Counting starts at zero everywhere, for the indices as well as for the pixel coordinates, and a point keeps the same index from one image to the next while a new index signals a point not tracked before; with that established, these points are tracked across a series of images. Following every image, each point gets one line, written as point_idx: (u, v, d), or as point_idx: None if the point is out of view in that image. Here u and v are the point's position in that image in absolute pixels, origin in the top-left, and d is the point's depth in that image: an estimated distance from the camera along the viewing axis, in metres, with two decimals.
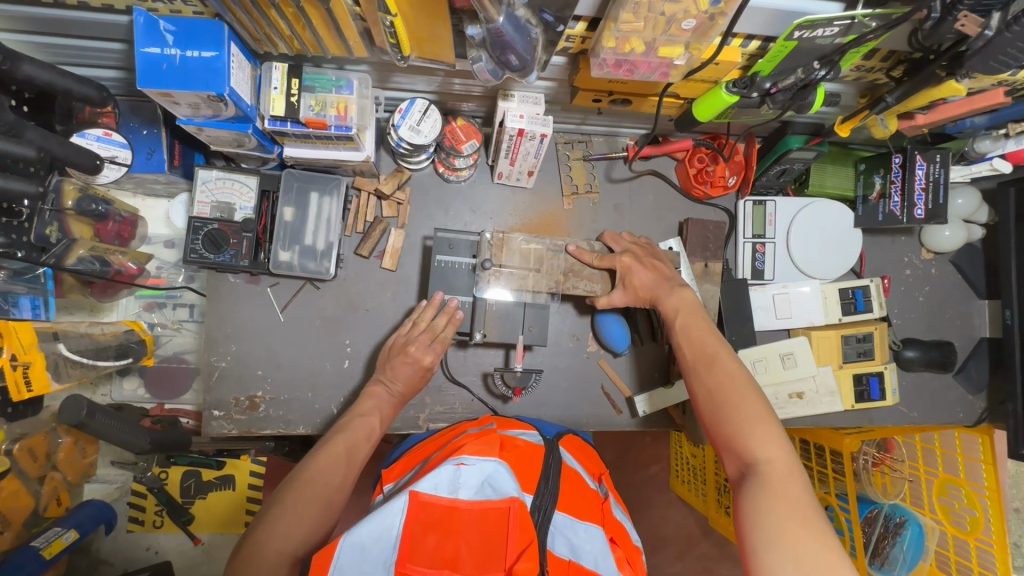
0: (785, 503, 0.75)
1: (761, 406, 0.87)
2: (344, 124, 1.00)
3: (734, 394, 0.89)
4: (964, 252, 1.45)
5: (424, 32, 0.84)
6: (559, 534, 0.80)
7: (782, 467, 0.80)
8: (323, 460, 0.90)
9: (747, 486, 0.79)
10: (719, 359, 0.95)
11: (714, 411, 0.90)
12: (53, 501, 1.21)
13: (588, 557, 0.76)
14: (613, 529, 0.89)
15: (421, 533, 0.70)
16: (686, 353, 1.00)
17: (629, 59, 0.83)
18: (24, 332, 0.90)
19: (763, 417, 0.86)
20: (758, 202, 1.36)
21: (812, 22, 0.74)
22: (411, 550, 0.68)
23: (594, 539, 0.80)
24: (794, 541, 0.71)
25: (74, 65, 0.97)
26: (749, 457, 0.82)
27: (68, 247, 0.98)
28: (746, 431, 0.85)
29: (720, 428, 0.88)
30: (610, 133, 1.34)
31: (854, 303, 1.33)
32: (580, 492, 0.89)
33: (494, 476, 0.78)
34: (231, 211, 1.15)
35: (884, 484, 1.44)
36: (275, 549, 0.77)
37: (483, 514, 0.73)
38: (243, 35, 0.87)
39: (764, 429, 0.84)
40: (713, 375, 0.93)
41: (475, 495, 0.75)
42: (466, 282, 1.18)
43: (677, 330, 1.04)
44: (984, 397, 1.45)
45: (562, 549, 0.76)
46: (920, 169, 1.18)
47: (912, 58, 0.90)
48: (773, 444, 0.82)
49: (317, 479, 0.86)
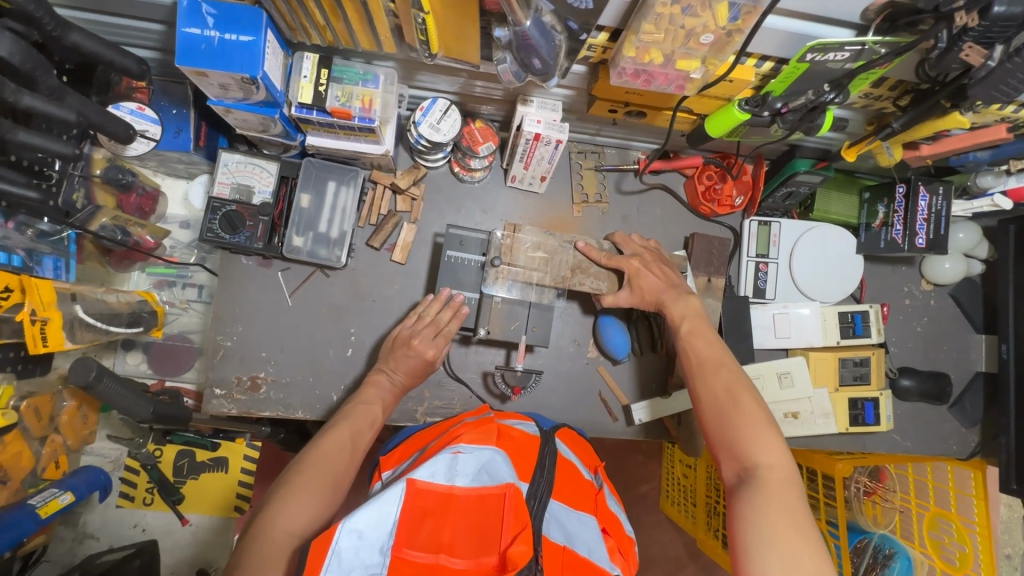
0: (783, 508, 0.77)
1: (764, 414, 0.89)
2: (367, 116, 1.03)
3: (738, 400, 0.91)
4: (963, 285, 1.48)
5: (453, 33, 0.88)
6: (554, 520, 0.80)
7: (782, 474, 0.82)
8: (327, 445, 0.91)
9: (744, 488, 0.81)
10: (725, 366, 0.97)
11: (717, 415, 0.92)
12: (51, 462, 1.20)
13: (582, 545, 0.77)
14: (606, 519, 0.91)
15: (416, 520, 0.72)
16: (692, 357, 1.01)
17: (647, 70, 0.86)
18: (45, 290, 0.92)
19: (764, 423, 0.88)
20: (763, 222, 1.38)
21: (824, 46, 0.78)
22: (408, 535, 0.70)
23: (587, 528, 0.82)
24: (791, 549, 0.73)
25: (134, 47, 1.02)
26: (748, 462, 0.84)
27: (91, 214, 1.02)
28: (747, 436, 0.86)
29: (722, 432, 0.90)
30: (622, 146, 1.38)
31: (852, 327, 1.35)
32: (573, 482, 0.91)
33: (490, 464, 0.80)
34: (250, 194, 1.18)
35: (875, 514, 1.48)
36: (282, 528, 0.77)
37: (479, 501, 0.75)
38: (279, 24, 0.92)
39: (766, 437, 0.86)
40: (716, 380, 0.96)
41: (472, 483, 0.77)
42: (474, 278, 1.20)
43: (683, 335, 1.05)
44: (976, 431, 1.45)
45: (557, 534, 0.77)
46: (922, 201, 1.23)
47: (918, 88, 0.94)
48: (774, 451, 0.84)
49: (322, 463, 0.88)
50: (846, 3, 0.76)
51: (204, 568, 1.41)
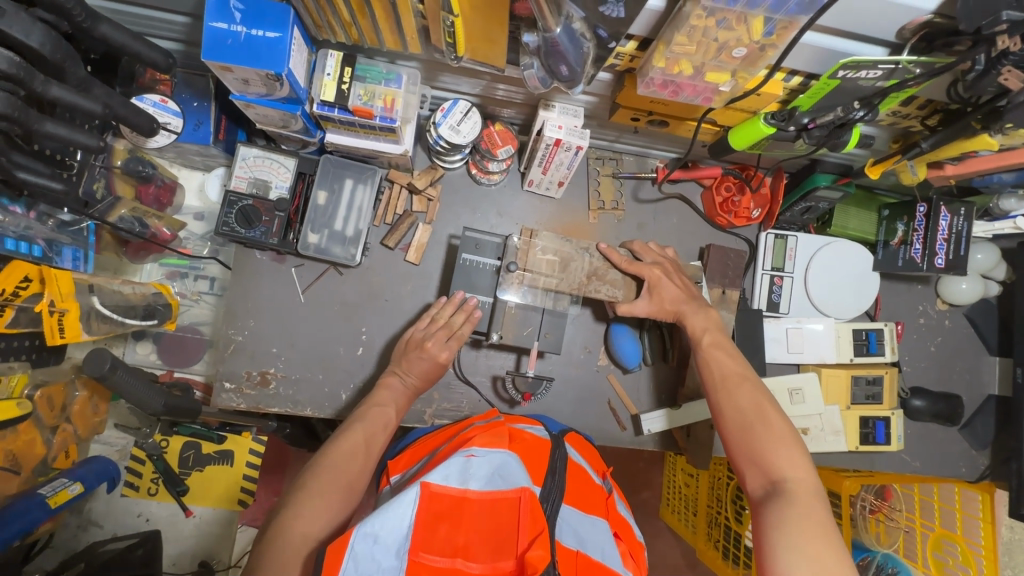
0: (813, 521, 0.78)
1: (788, 430, 0.91)
2: (389, 116, 1.02)
3: (763, 415, 0.93)
4: (978, 306, 1.46)
5: (481, 36, 0.87)
6: (567, 524, 0.80)
7: (808, 488, 0.83)
8: (342, 448, 0.91)
9: (772, 502, 0.82)
10: (747, 381, 0.99)
11: (742, 429, 0.93)
12: (61, 452, 1.20)
13: (596, 550, 0.76)
14: (617, 523, 0.91)
15: (433, 522, 0.71)
16: (713, 371, 1.02)
17: (676, 81, 0.86)
18: (65, 281, 0.92)
19: (789, 439, 0.89)
20: (780, 236, 1.37)
21: (857, 64, 0.76)
22: (424, 538, 0.69)
23: (600, 532, 0.82)
24: (822, 562, 0.74)
25: (156, 37, 1.01)
26: (776, 476, 0.85)
27: (111, 205, 1.02)
28: (772, 451, 0.88)
29: (746, 446, 0.91)
30: (640, 154, 1.37)
31: (866, 345, 1.34)
32: (584, 486, 0.91)
33: (504, 467, 0.80)
34: (266, 189, 1.18)
35: (880, 532, 1.52)
36: (299, 532, 0.78)
37: (494, 504, 0.74)
38: (305, 21, 0.92)
39: (790, 452, 0.87)
40: (741, 395, 0.97)
41: (486, 486, 0.76)
42: (488, 282, 1.19)
43: (704, 348, 1.06)
44: (986, 454, 1.43)
45: (570, 539, 0.76)
46: (944, 220, 1.21)
47: (947, 108, 0.93)
48: (799, 466, 0.86)
49: (337, 466, 0.88)
50: (881, 22, 0.75)
51: (206, 560, 1.42)
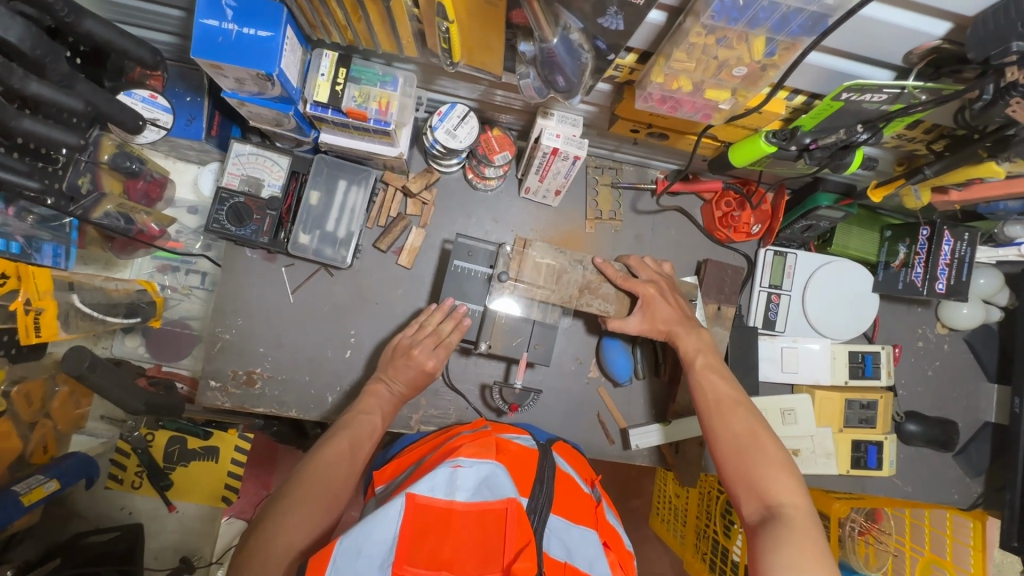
0: (812, 548, 0.76)
1: (781, 454, 0.89)
2: (383, 119, 1.00)
3: (756, 440, 0.91)
4: (978, 331, 1.44)
5: (477, 43, 0.85)
6: (555, 536, 0.78)
7: (804, 513, 0.81)
8: (326, 456, 0.90)
9: (768, 528, 0.80)
10: (741, 405, 0.97)
11: (737, 453, 0.91)
12: (40, 448, 1.19)
13: (583, 561, 0.75)
14: (607, 532, 0.89)
15: (417, 535, 0.69)
16: (707, 393, 1.00)
17: (675, 96, 0.84)
18: (42, 278, 0.93)
19: (783, 463, 0.88)
20: (779, 252, 1.34)
21: (861, 86, 0.74)
22: (407, 551, 0.66)
23: (589, 542, 0.79)
24: None
25: (129, 25, 0.99)
26: (772, 501, 0.84)
27: (96, 200, 1.00)
28: (766, 475, 0.86)
29: (740, 470, 0.89)
30: (641, 164, 1.35)
31: (862, 367, 1.32)
32: (573, 495, 0.89)
33: (491, 477, 0.77)
34: (259, 187, 1.16)
35: (868, 555, 1.48)
36: (280, 543, 0.77)
37: (480, 516, 0.72)
38: (300, 20, 0.90)
39: (785, 477, 0.86)
40: (735, 419, 0.95)
41: (472, 497, 0.74)
42: (479, 291, 1.17)
43: (697, 368, 1.05)
44: (980, 481, 1.41)
45: (557, 551, 0.75)
46: (946, 245, 1.20)
47: (954, 134, 0.91)
48: (793, 490, 0.84)
49: (321, 474, 0.86)
50: (888, 46, 0.73)
51: (188, 556, 1.42)
